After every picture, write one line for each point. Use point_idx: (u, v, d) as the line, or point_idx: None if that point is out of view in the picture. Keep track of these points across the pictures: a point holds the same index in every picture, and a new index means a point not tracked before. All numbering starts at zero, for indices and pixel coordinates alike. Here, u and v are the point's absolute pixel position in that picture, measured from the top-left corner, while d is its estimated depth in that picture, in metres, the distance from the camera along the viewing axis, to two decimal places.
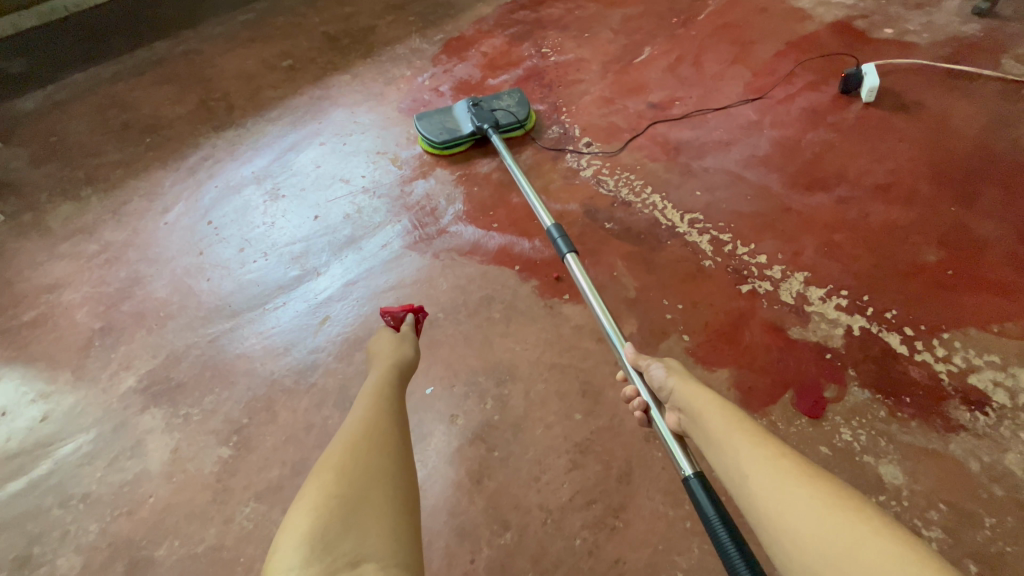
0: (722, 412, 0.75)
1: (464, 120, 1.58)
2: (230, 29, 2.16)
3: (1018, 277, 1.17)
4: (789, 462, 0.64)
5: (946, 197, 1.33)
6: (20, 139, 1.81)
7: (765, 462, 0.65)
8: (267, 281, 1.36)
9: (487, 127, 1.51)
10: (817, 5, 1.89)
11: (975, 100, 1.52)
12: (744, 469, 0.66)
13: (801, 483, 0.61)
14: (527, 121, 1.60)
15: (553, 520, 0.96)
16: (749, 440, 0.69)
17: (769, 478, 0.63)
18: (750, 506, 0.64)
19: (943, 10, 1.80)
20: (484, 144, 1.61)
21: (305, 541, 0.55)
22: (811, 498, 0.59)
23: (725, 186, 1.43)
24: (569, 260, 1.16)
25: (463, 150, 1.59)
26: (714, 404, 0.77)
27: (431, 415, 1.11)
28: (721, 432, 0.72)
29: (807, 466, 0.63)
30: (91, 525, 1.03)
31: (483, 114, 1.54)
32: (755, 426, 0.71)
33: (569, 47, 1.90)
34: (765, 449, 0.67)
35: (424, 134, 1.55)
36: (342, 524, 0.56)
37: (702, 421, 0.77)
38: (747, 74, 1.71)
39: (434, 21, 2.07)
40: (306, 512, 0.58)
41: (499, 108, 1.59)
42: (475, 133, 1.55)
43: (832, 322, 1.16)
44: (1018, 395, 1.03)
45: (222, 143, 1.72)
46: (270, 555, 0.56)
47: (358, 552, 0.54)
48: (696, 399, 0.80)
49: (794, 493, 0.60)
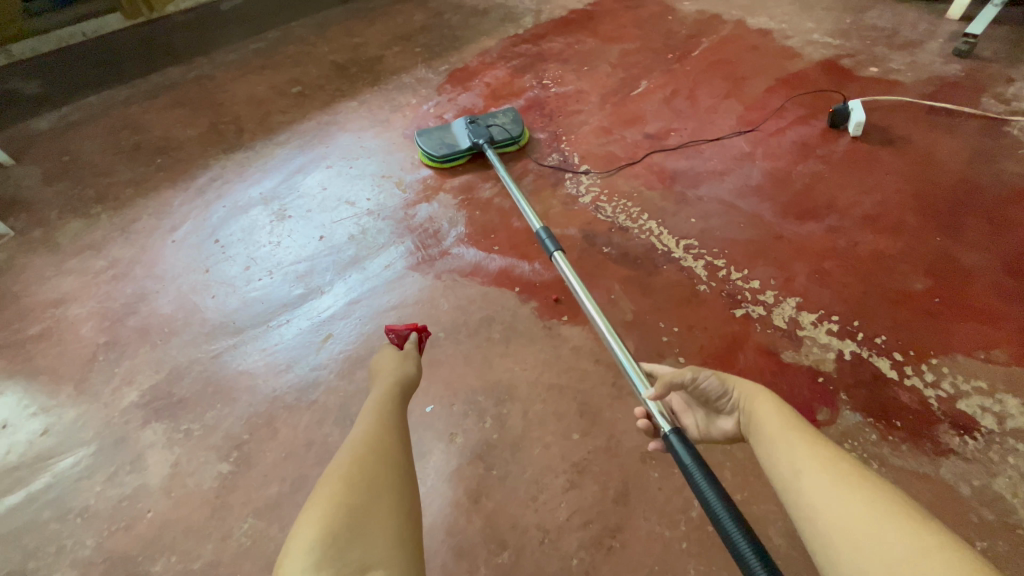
0: (778, 411, 0.75)
1: (461, 136, 1.66)
2: (242, 56, 2.24)
3: (1003, 306, 1.21)
4: (845, 465, 0.65)
5: (932, 227, 1.38)
6: (33, 158, 1.85)
7: (822, 465, 0.66)
8: (271, 299, 1.38)
9: (483, 141, 1.60)
10: (805, 44, 1.98)
11: (958, 136, 1.59)
12: (799, 468, 0.67)
13: (859, 487, 0.62)
14: (521, 138, 1.68)
15: (550, 540, 0.97)
16: (807, 443, 0.70)
17: (826, 480, 0.64)
18: (802, 505, 0.65)
19: (926, 50, 1.89)
20: (481, 157, 1.70)
21: (315, 546, 0.56)
22: (868, 501, 0.60)
23: (720, 214, 1.47)
24: (558, 257, 1.25)
25: (461, 165, 1.67)
26: (769, 402, 0.77)
27: (431, 434, 1.12)
28: (774, 433, 0.73)
29: (861, 470, 0.65)
30: (88, 539, 1.03)
31: (478, 130, 1.63)
32: (810, 429, 0.72)
33: (569, 80, 1.98)
34: (821, 451, 0.68)
35: (424, 148, 1.64)
36: (351, 533, 0.58)
37: (755, 418, 0.77)
38: (740, 108, 1.78)
39: (440, 52, 2.16)
40: (317, 517, 0.59)
41: (495, 124, 1.68)
42: (472, 148, 1.64)
43: (824, 346, 1.19)
44: (1006, 421, 1.05)
45: (231, 164, 1.77)
46: (282, 557, 0.57)
47: (364, 561, 0.56)
48: (750, 396, 0.80)
49: (849, 495, 0.61)
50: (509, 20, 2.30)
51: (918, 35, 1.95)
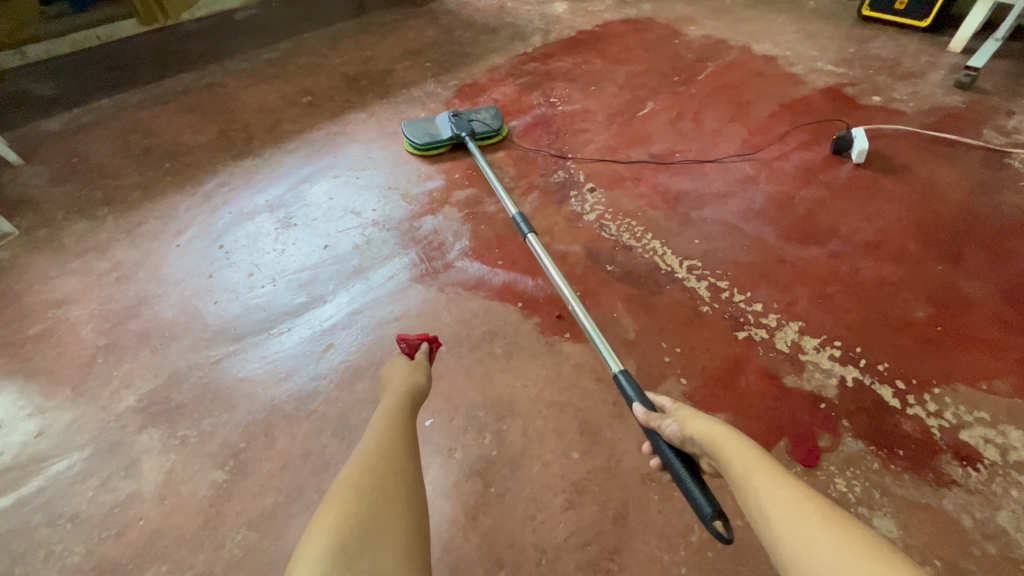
0: (741, 447, 0.71)
1: (444, 127, 1.79)
2: (254, 65, 2.27)
3: (1005, 337, 1.21)
4: (814, 506, 0.61)
5: (934, 256, 1.38)
6: (43, 158, 1.87)
7: (789, 504, 0.62)
8: (274, 306, 1.38)
9: (464, 134, 1.72)
10: (809, 72, 2.02)
11: (959, 166, 1.61)
12: (768, 511, 0.63)
13: (826, 528, 0.58)
14: (501, 131, 1.81)
15: (547, 560, 0.95)
16: (773, 480, 0.65)
17: (793, 521, 0.60)
18: (775, 548, 0.61)
19: (928, 81, 1.92)
20: (460, 148, 1.82)
21: (325, 555, 0.56)
22: (837, 542, 0.56)
23: (723, 235, 1.48)
24: (530, 239, 1.40)
25: (442, 152, 1.79)
26: (730, 437, 0.73)
27: (430, 448, 1.11)
28: (740, 471, 0.68)
29: (830, 509, 0.61)
30: (78, 546, 1.01)
31: (461, 124, 1.74)
32: (777, 465, 0.68)
33: (576, 99, 2.00)
34: (788, 489, 0.64)
35: (408, 136, 1.76)
36: (361, 543, 0.58)
37: (720, 457, 0.72)
38: (744, 132, 1.81)
39: (449, 67, 2.20)
40: (328, 526, 0.60)
41: (476, 119, 1.80)
42: (453, 139, 1.76)
43: (826, 372, 1.19)
44: (1009, 453, 1.05)
45: (239, 171, 1.78)
46: (291, 564, 0.57)
47: (375, 571, 0.56)
48: (713, 434, 0.74)
49: (817, 539, 0.58)
50: (518, 39, 2.33)
51: (921, 67, 1.99)
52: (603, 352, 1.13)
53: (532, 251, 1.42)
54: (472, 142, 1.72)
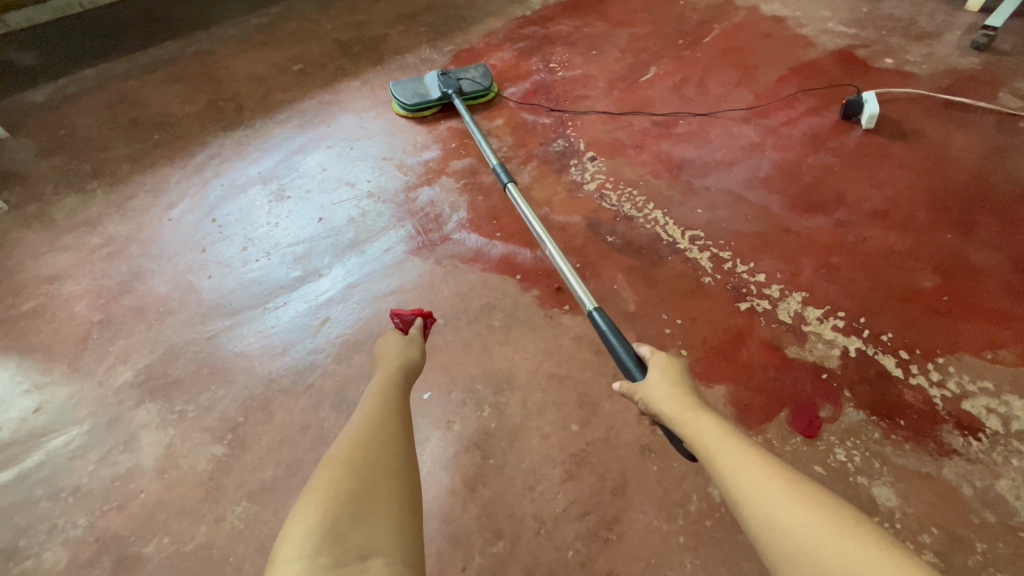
0: (716, 429, 0.71)
1: (433, 87, 1.75)
2: (243, 32, 2.18)
3: (1013, 305, 1.19)
4: (781, 482, 0.61)
5: (942, 225, 1.35)
6: (28, 131, 1.82)
7: (756, 482, 0.61)
8: (268, 280, 1.36)
9: (452, 93, 1.69)
10: (819, 33, 1.93)
11: (973, 131, 1.55)
12: (737, 490, 0.62)
13: (796, 503, 0.58)
14: (491, 90, 1.78)
15: (546, 530, 0.96)
16: (744, 459, 0.65)
17: (764, 498, 0.60)
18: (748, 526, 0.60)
19: (944, 42, 1.84)
20: (451, 109, 1.79)
21: (314, 531, 0.56)
22: (803, 521, 0.56)
23: (726, 205, 1.45)
24: (510, 188, 1.40)
25: (431, 114, 1.77)
26: (704, 420, 0.73)
27: (428, 421, 1.11)
28: (709, 452, 0.69)
29: (799, 485, 0.60)
30: (80, 519, 1.02)
31: (449, 82, 1.71)
32: (746, 442, 0.68)
33: (577, 64, 1.93)
34: (759, 466, 0.63)
35: (397, 97, 1.73)
36: (353, 518, 0.58)
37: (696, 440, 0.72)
38: (750, 97, 1.74)
39: (445, 32, 2.11)
40: (313, 504, 0.59)
41: (465, 78, 1.76)
42: (442, 99, 1.73)
43: (829, 342, 1.17)
44: (1011, 422, 1.04)
45: (230, 142, 1.73)
46: (277, 544, 0.56)
47: (366, 546, 0.56)
48: (687, 418, 0.75)
49: (788, 516, 0.57)
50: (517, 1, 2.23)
51: (936, 26, 1.90)
52: (579, 293, 1.15)
53: (516, 207, 1.41)
54: (460, 101, 1.69)
